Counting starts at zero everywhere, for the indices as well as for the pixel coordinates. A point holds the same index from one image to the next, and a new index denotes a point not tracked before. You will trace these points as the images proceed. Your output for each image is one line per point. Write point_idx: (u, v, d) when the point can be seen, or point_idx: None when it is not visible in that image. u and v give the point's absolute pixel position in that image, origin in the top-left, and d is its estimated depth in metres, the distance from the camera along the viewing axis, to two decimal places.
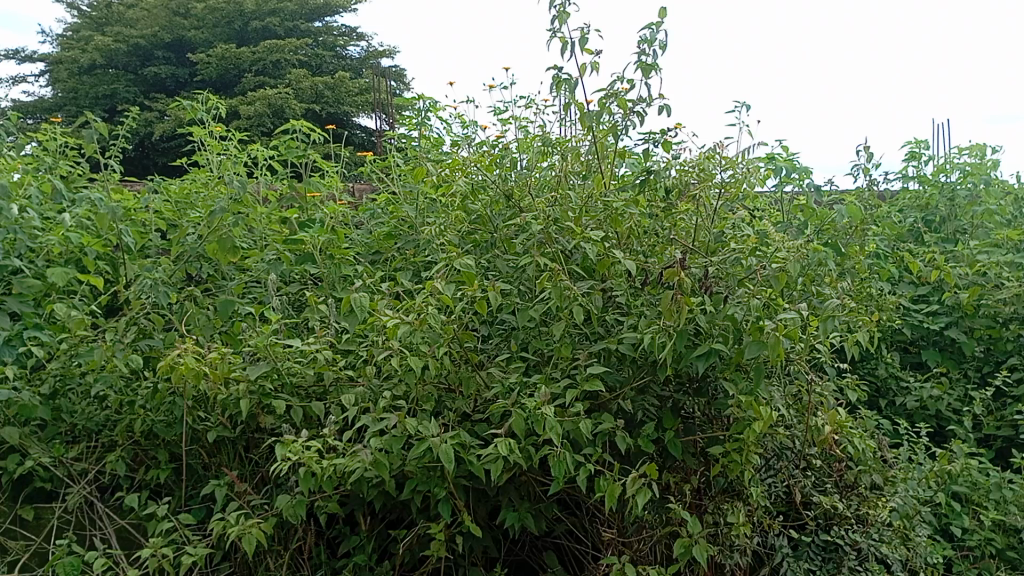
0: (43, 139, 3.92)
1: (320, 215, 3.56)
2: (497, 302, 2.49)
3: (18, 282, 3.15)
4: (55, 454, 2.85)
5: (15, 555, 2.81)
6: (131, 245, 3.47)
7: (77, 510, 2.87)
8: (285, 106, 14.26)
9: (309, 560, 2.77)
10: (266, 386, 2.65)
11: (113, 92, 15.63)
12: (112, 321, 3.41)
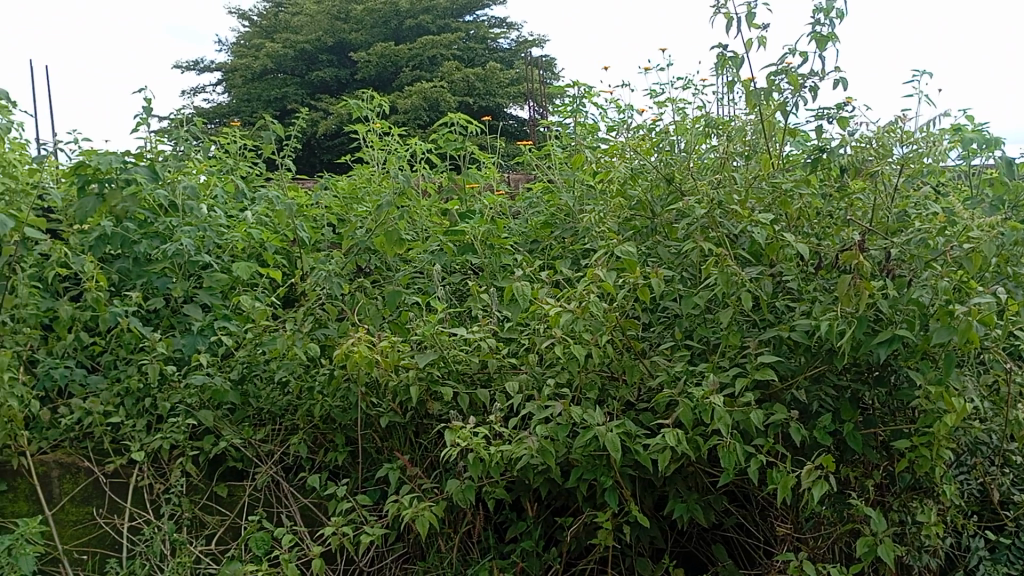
0: (225, 142, 4.21)
1: (480, 206, 3.63)
2: (661, 289, 2.45)
3: (208, 277, 3.41)
4: (244, 436, 3.07)
5: (213, 529, 3.04)
6: (305, 240, 3.63)
7: (265, 489, 3.08)
8: (440, 99, 14.65)
9: (479, 544, 2.85)
10: (434, 373, 2.73)
11: (283, 94, 16.61)
12: (291, 312, 3.62)
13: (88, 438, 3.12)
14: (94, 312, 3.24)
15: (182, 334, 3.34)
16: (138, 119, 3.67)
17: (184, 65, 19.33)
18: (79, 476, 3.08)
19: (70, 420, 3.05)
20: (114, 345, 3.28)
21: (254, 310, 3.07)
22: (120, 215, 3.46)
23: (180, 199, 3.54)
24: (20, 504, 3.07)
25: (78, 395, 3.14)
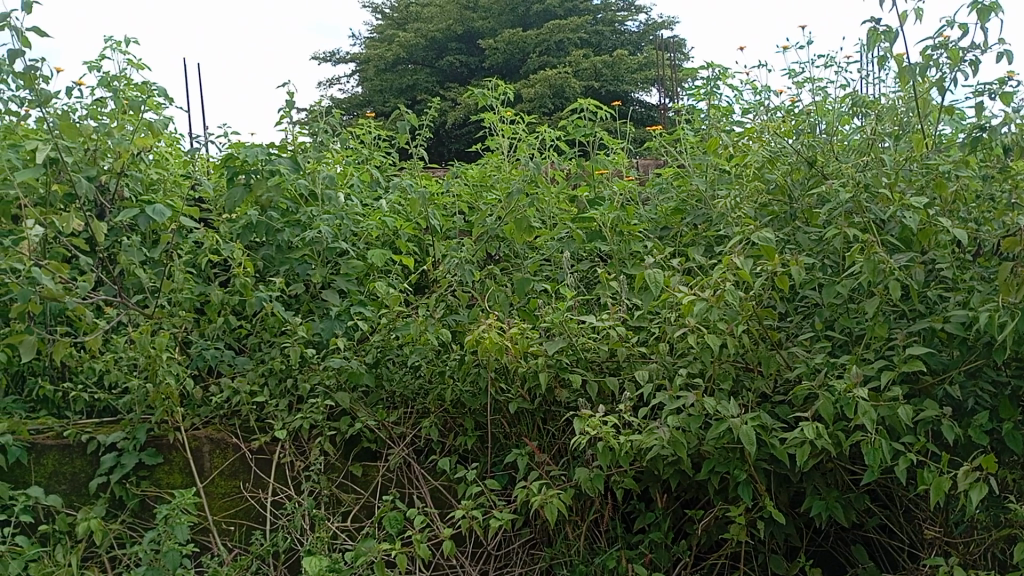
0: (360, 133, 4.35)
1: (609, 192, 3.58)
2: (801, 277, 2.35)
3: (345, 263, 3.54)
4: (378, 418, 3.17)
5: (349, 506, 3.14)
6: (437, 227, 3.76)
7: (398, 471, 3.18)
8: (566, 85, 14.61)
9: (607, 533, 2.84)
10: (563, 361, 2.73)
11: (414, 84, 17.00)
12: (422, 298, 3.71)
13: (235, 416, 3.31)
14: (241, 297, 3.43)
15: (321, 318, 3.48)
16: (280, 112, 3.84)
17: (322, 57, 20.09)
18: (228, 451, 3.23)
19: (220, 398, 3.24)
20: (259, 328, 3.46)
21: (389, 296, 3.17)
22: (264, 205, 3.64)
23: (320, 188, 3.68)
24: (174, 476, 3.20)
25: (227, 375, 3.34)
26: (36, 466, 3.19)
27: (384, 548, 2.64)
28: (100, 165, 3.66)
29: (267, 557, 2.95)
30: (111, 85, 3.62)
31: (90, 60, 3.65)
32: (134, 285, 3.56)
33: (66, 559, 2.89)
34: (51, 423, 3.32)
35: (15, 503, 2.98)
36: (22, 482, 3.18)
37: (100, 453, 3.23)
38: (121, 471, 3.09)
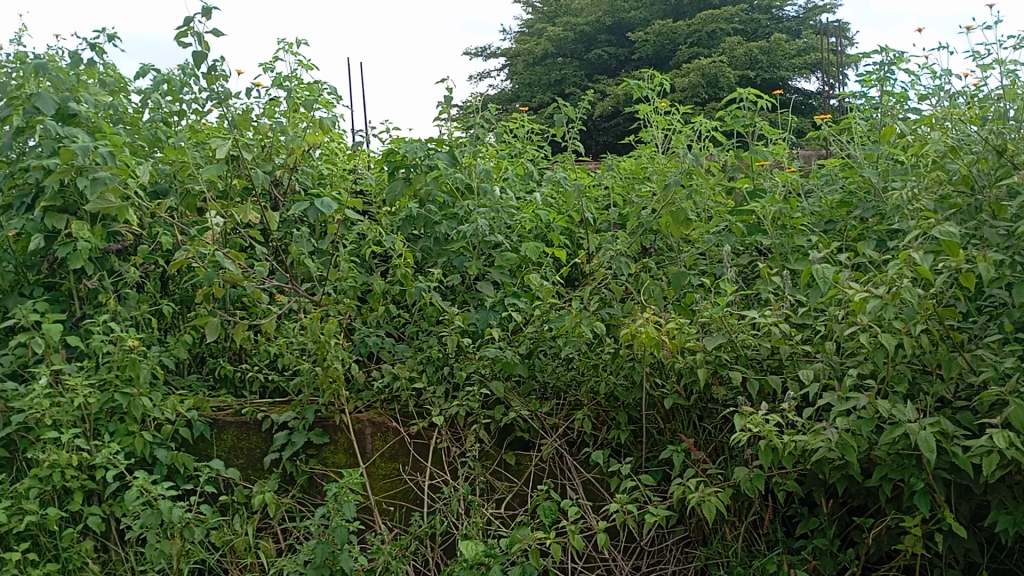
0: (514, 127, 4.39)
1: (771, 183, 3.46)
2: (989, 275, 2.18)
3: (500, 255, 3.61)
4: (532, 408, 3.20)
5: (502, 494, 3.21)
6: (590, 220, 3.78)
7: (550, 461, 3.22)
8: (720, 74, 14.24)
9: (767, 536, 2.78)
10: (722, 357, 2.67)
11: (562, 77, 17.10)
12: (575, 290, 3.73)
13: (395, 401, 3.44)
14: (402, 287, 3.57)
15: (476, 309, 3.56)
16: (439, 109, 3.97)
17: (474, 53, 20.50)
18: (388, 434, 3.36)
19: (382, 384, 3.39)
20: (417, 317, 3.60)
21: (543, 288, 3.21)
22: (423, 198, 3.77)
23: (476, 181, 3.76)
24: (339, 455, 3.36)
25: (388, 361, 3.49)
26: (217, 441, 3.45)
27: (538, 537, 2.67)
28: (275, 162, 3.92)
29: (425, 537, 3.05)
30: (284, 85, 3.87)
31: (265, 63, 3.91)
32: (304, 274, 3.78)
33: (242, 528, 3.11)
34: (230, 401, 3.59)
35: (199, 473, 3.23)
36: (205, 455, 3.44)
37: (273, 431, 3.45)
38: (292, 449, 3.29)
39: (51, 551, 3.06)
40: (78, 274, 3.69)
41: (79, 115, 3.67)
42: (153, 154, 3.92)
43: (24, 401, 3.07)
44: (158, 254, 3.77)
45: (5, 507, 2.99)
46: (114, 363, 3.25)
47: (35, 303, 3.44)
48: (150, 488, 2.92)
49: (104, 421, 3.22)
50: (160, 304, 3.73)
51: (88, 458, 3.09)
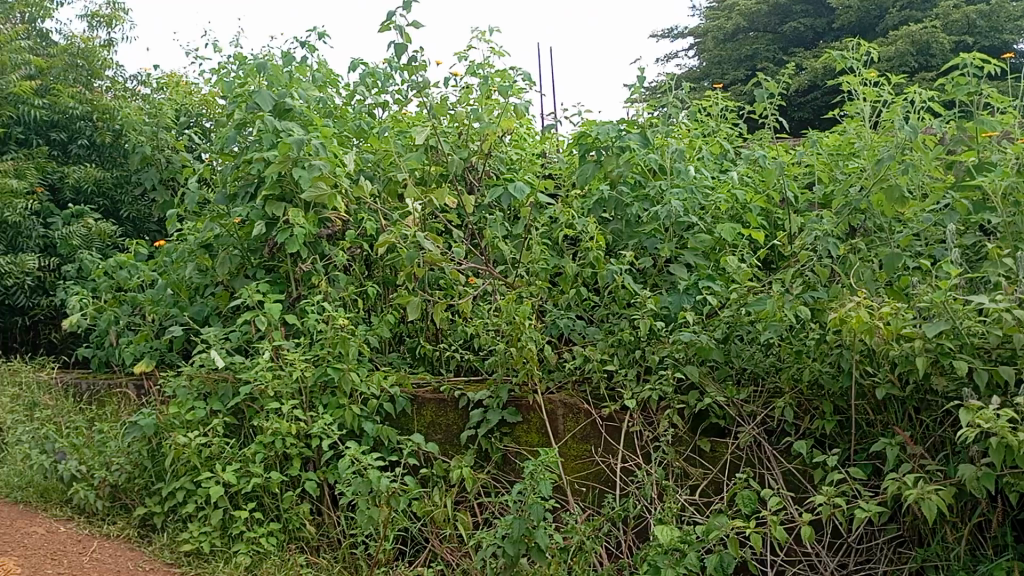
0: (708, 106, 4.26)
1: (1000, 156, 3.15)
2: None
3: (693, 238, 3.53)
4: (728, 394, 3.11)
5: (696, 481, 3.17)
6: (792, 200, 3.64)
7: (747, 449, 3.13)
8: (932, 41, 13.15)
9: (993, 539, 2.60)
10: (945, 345, 2.50)
11: (755, 52, 16.43)
12: (772, 274, 3.59)
13: (586, 382, 3.44)
14: (594, 270, 3.58)
15: (669, 292, 3.50)
16: (632, 90, 3.91)
17: (661, 32, 20.13)
18: (580, 416, 3.39)
19: (573, 365, 3.38)
20: (608, 300, 3.57)
21: (739, 272, 3.14)
22: (615, 180, 3.74)
23: (670, 162, 3.69)
24: (532, 435, 3.44)
25: (579, 343, 3.49)
26: (417, 416, 3.63)
27: (737, 525, 2.60)
28: (471, 148, 3.99)
29: (618, 520, 3.06)
30: (478, 72, 3.97)
31: (461, 52, 4.04)
32: (498, 256, 3.89)
33: (442, 500, 3.25)
34: (429, 378, 3.76)
35: (403, 446, 3.43)
36: (406, 429, 3.63)
37: (469, 408, 3.57)
38: (487, 426, 3.40)
39: (274, 511, 3.35)
40: (294, 258, 3.99)
41: (293, 110, 3.94)
42: (358, 143, 4.16)
43: (251, 373, 3.41)
44: (363, 238, 4.00)
45: (236, 469, 3.31)
46: (327, 340, 3.50)
47: (259, 285, 3.76)
48: (362, 458, 3.13)
49: (318, 394, 3.47)
50: (365, 286, 3.96)
51: (305, 427, 3.35)
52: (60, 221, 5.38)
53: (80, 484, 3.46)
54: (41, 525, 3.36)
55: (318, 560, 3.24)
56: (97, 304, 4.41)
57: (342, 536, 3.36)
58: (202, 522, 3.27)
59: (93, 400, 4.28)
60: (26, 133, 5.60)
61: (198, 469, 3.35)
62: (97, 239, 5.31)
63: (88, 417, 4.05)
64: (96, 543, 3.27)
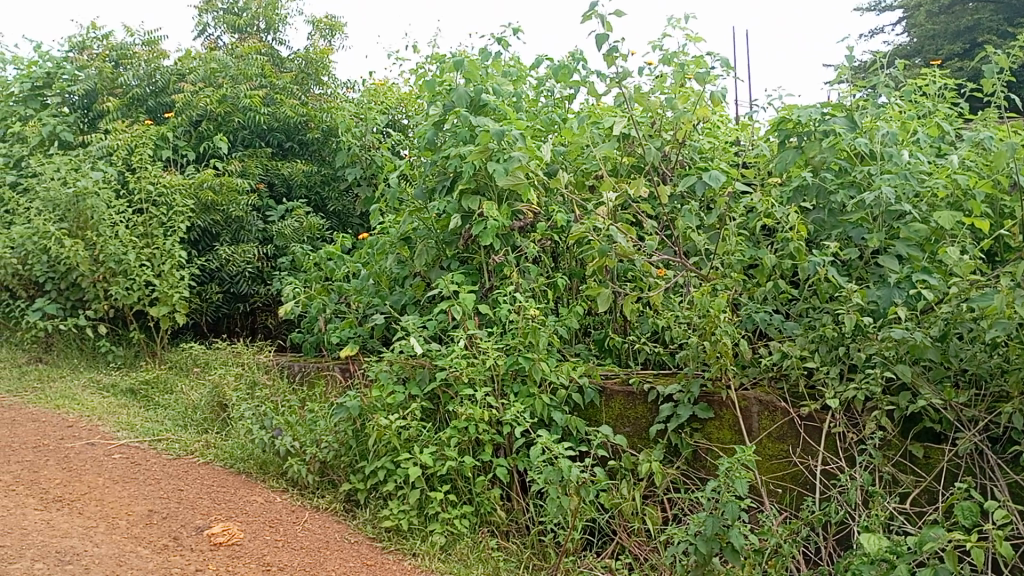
0: (923, 84, 3.94)
1: None
2: None
3: (907, 227, 3.28)
4: (945, 397, 2.90)
5: (907, 488, 2.99)
6: (1022, 186, 3.30)
7: (967, 457, 2.95)
8: None
9: None
10: None
11: (977, 23, 15.05)
12: (998, 267, 3.27)
13: (783, 379, 3.30)
14: (795, 262, 3.40)
15: (877, 286, 3.28)
16: (838, 72, 3.70)
17: (866, 7, 18.87)
18: (776, 414, 3.26)
19: (771, 361, 3.23)
20: (809, 294, 3.40)
21: (961, 264, 2.84)
22: (818, 166, 3.54)
23: (880, 146, 3.45)
24: (725, 432, 3.35)
25: (776, 338, 3.34)
26: (606, 408, 3.63)
27: (954, 539, 2.40)
28: (664, 137, 3.93)
29: (817, 524, 2.92)
30: (672, 61, 3.90)
31: (656, 40, 4.01)
32: (691, 247, 3.81)
33: (630, 493, 3.25)
34: (618, 370, 3.75)
35: (592, 438, 3.45)
36: (594, 421, 3.64)
37: (659, 402, 3.54)
38: (677, 421, 3.33)
39: (467, 494, 3.46)
40: (487, 250, 4.10)
41: (488, 105, 4.06)
42: (549, 136, 4.23)
43: (446, 360, 3.53)
44: (554, 230, 4.05)
45: (432, 452, 3.45)
46: (519, 330, 3.56)
47: (454, 276, 3.90)
48: (553, 446, 3.18)
49: (509, 382, 3.55)
50: (554, 277, 4.01)
51: (497, 414, 3.45)
52: (277, 217, 5.85)
53: (294, 459, 3.74)
54: (261, 494, 3.67)
55: (508, 545, 3.35)
56: (308, 293, 4.74)
57: (530, 523, 3.45)
58: (401, 500, 3.44)
59: (305, 380, 4.63)
60: (252, 136, 6.12)
61: (397, 450, 3.51)
62: (308, 232, 5.72)
63: (301, 397, 4.38)
64: (308, 514, 3.52)
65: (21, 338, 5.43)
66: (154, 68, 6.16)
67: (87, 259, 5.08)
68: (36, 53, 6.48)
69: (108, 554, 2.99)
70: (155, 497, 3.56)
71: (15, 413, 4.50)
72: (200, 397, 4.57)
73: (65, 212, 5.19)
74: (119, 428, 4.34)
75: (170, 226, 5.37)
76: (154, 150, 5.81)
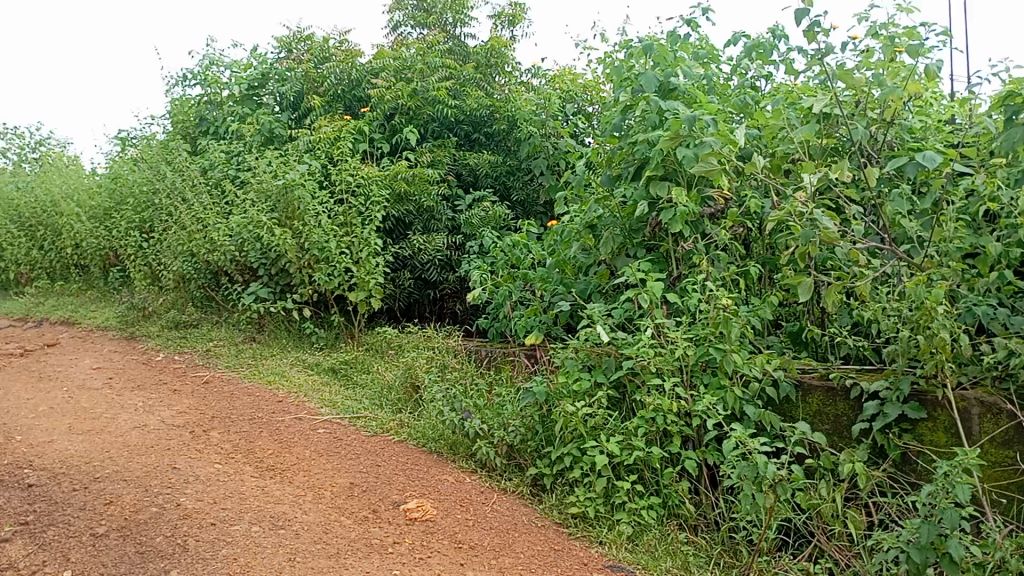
0: None
1: None
2: None
3: None
4: None
5: None
6: None
7: None
8: None
9: None
10: None
11: None
12: None
13: (1010, 379, 3.03)
14: None
15: None
16: None
17: None
18: (1001, 418, 3.02)
19: (994, 360, 2.96)
20: None
21: None
22: None
23: None
24: (939, 435, 3.13)
25: (1001, 335, 3.05)
26: (803, 403, 3.45)
27: None
28: (870, 116, 3.68)
29: None
30: (880, 34, 3.63)
31: (861, 12, 3.75)
32: (901, 234, 3.57)
33: (831, 494, 3.09)
34: (815, 364, 3.56)
35: (788, 434, 3.30)
36: (790, 416, 3.48)
37: (862, 400, 3.34)
38: (884, 421, 3.14)
39: (654, 486, 3.42)
40: (676, 238, 4.02)
41: (678, 89, 3.98)
42: (741, 118, 4.09)
43: (633, 349, 3.49)
44: (749, 217, 3.91)
45: (619, 441, 3.43)
46: (709, 320, 3.45)
47: (641, 263, 3.84)
48: (747, 441, 3.08)
49: (699, 373, 3.46)
50: (746, 265, 3.88)
51: (686, 406, 3.38)
52: (464, 206, 6.04)
53: (483, 441, 3.84)
54: (451, 474, 3.79)
55: (697, 539, 3.27)
56: (495, 280, 4.85)
57: (720, 519, 3.35)
58: (587, 487, 3.44)
59: (491, 365, 4.75)
60: (440, 128, 6.37)
61: (583, 437, 3.52)
62: (493, 221, 5.87)
63: (488, 381, 4.49)
64: (496, 496, 3.60)
65: (236, 319, 5.92)
66: (350, 66, 6.51)
67: (295, 246, 5.41)
68: (251, 56, 7.02)
69: (316, 522, 3.20)
70: (356, 471, 3.77)
71: (234, 387, 4.92)
72: (394, 377, 4.78)
73: (276, 203, 5.59)
74: (323, 404, 4.63)
75: (368, 216, 5.65)
76: (352, 144, 6.12)
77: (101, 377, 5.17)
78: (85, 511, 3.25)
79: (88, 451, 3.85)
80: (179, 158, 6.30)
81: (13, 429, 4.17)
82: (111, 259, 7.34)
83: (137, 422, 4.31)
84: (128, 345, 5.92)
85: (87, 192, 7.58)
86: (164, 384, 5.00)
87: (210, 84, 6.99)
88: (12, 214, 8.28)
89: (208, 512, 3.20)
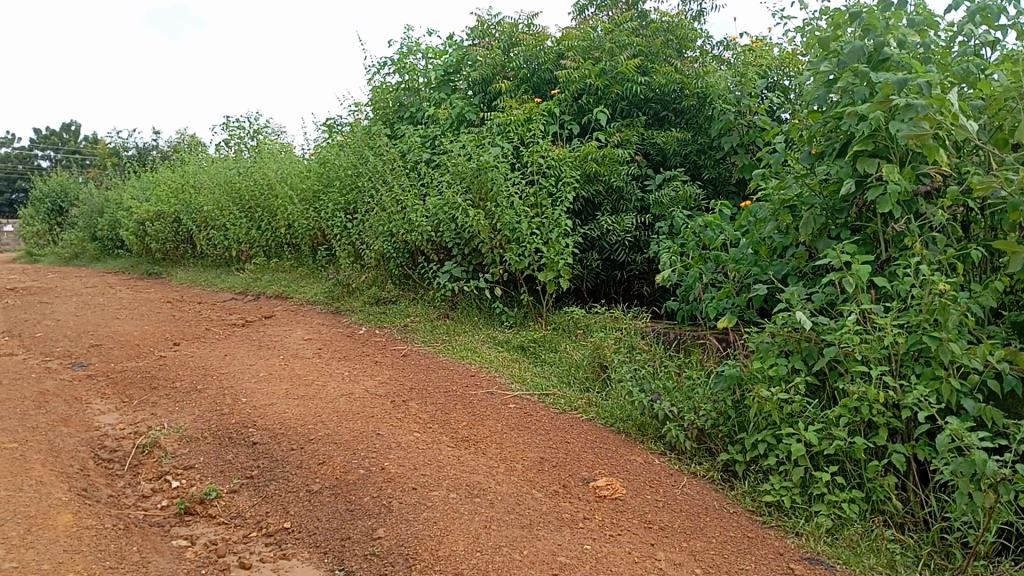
0: None
1: None
2: None
3: None
4: None
5: None
6: None
7: None
8: None
9: None
10: None
11: None
12: None
13: None
14: None
15: None
16: None
17: None
18: None
19: None
20: None
21: None
22: None
23: None
24: None
25: None
26: None
27: None
28: None
29: None
30: None
31: None
32: None
33: None
34: None
35: (1012, 432, 3.04)
36: (1015, 412, 3.32)
37: None
38: None
39: (857, 479, 3.26)
40: (885, 218, 3.78)
41: (890, 59, 3.73)
42: (963, 88, 3.78)
43: (836, 335, 3.32)
44: (971, 196, 3.62)
45: (818, 430, 3.29)
46: (922, 306, 3.21)
47: (846, 244, 3.65)
48: (964, 436, 2.87)
49: (910, 362, 3.25)
50: (966, 248, 3.59)
51: (895, 396, 3.18)
52: (654, 186, 5.99)
53: (673, 424, 3.81)
54: (641, 455, 3.78)
55: (905, 538, 3.10)
56: (686, 262, 4.77)
57: (931, 518, 3.15)
58: (782, 477, 3.33)
59: (681, 348, 4.70)
60: (628, 107, 6.31)
61: (779, 424, 3.41)
62: (682, 201, 5.82)
63: (678, 364, 4.44)
64: (687, 479, 3.56)
65: (432, 297, 6.20)
66: (540, 48, 6.62)
67: (488, 227, 5.57)
68: (446, 42, 7.28)
69: (510, 492, 3.31)
70: (546, 446, 3.85)
71: (430, 361, 5.17)
72: (581, 357, 4.83)
73: (470, 184, 5.78)
74: (513, 380, 4.76)
75: (558, 197, 5.72)
76: (543, 125, 6.21)
77: (312, 347, 5.60)
78: (302, 470, 3.56)
79: (302, 415, 4.19)
80: (380, 143, 6.66)
81: (239, 391, 4.61)
82: (319, 238, 7.90)
83: (344, 390, 4.63)
84: (335, 319, 6.35)
85: (298, 175, 8.19)
86: (367, 356, 5.33)
87: (408, 70, 7.33)
88: (235, 196, 9.08)
89: (408, 477, 3.39)
